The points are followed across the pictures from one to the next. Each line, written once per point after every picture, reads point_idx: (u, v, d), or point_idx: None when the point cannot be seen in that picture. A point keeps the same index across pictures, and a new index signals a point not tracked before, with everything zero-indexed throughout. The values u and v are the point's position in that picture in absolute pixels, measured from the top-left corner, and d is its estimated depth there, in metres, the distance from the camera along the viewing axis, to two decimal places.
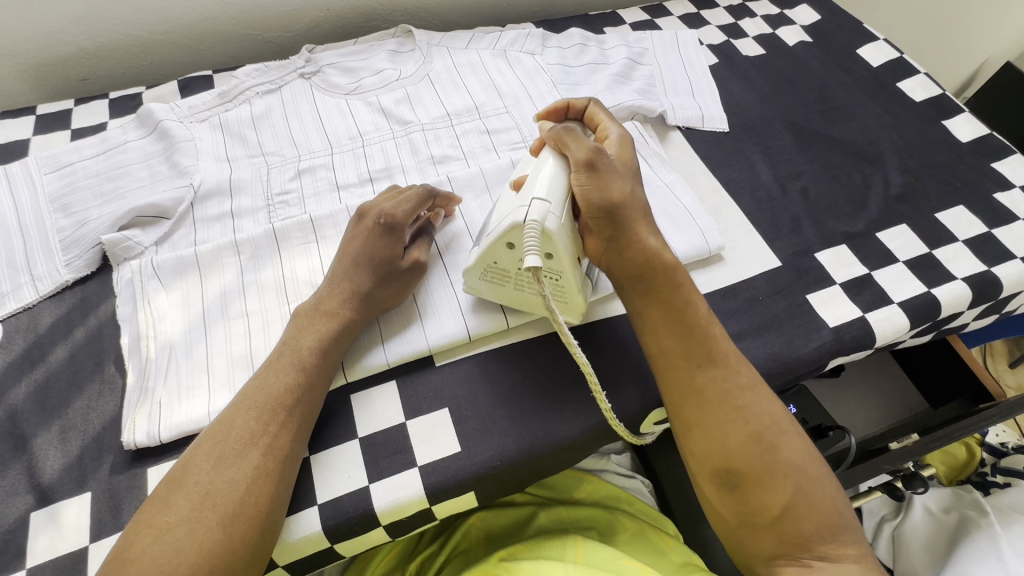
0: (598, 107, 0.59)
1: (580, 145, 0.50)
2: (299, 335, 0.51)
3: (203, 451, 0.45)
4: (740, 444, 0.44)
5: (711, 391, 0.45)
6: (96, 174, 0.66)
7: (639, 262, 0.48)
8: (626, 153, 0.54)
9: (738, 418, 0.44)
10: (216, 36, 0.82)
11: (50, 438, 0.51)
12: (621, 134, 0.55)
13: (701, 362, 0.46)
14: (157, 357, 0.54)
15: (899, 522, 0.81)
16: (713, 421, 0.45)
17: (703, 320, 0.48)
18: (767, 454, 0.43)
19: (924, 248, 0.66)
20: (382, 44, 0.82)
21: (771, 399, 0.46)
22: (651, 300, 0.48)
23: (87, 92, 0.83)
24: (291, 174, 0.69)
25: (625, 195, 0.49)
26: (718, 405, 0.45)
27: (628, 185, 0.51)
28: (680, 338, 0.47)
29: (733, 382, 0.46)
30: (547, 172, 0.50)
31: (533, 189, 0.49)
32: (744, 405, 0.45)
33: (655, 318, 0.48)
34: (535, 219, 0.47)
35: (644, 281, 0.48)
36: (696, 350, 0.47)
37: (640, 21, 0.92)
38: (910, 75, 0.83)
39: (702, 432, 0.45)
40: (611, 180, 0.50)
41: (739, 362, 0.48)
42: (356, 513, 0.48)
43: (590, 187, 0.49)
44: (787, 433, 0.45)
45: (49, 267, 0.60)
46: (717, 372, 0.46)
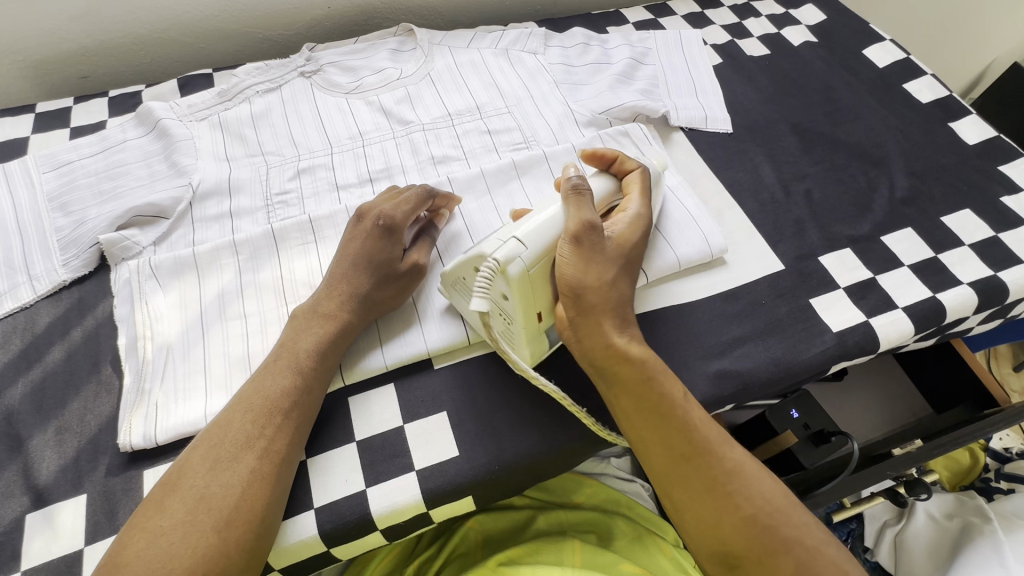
0: (640, 176, 0.57)
1: (576, 218, 0.49)
2: (296, 338, 0.51)
3: (199, 454, 0.45)
4: (735, 531, 0.43)
5: (697, 481, 0.44)
6: (95, 173, 0.65)
7: (605, 350, 0.48)
8: (630, 235, 0.52)
9: (729, 503, 0.43)
10: (216, 33, 0.81)
11: (46, 439, 0.51)
12: (637, 215, 0.54)
13: (683, 454, 0.45)
14: (154, 359, 0.53)
15: (901, 528, 0.80)
16: (704, 508, 0.44)
17: (680, 404, 0.47)
18: (764, 534, 0.42)
19: (929, 252, 0.65)
20: (383, 43, 0.81)
21: (761, 474, 0.45)
22: (625, 387, 0.47)
23: (87, 89, 0.83)
24: (291, 174, 0.68)
25: (601, 282, 0.49)
26: (705, 493, 0.44)
27: (612, 272, 0.50)
28: (657, 430, 0.46)
29: (717, 467, 0.45)
30: (541, 220, 0.50)
31: (521, 229, 0.49)
32: (733, 488, 0.44)
33: (630, 407, 0.47)
34: (496, 258, 0.47)
35: (614, 369, 0.48)
36: (676, 441, 0.45)
37: (643, 21, 0.91)
38: (917, 76, 0.82)
39: (695, 520, 0.44)
40: (594, 261, 0.49)
41: (723, 441, 0.46)
42: (353, 517, 0.48)
43: (568, 266, 0.48)
44: (783, 505, 0.44)
45: (47, 266, 0.60)
46: (700, 460, 0.45)
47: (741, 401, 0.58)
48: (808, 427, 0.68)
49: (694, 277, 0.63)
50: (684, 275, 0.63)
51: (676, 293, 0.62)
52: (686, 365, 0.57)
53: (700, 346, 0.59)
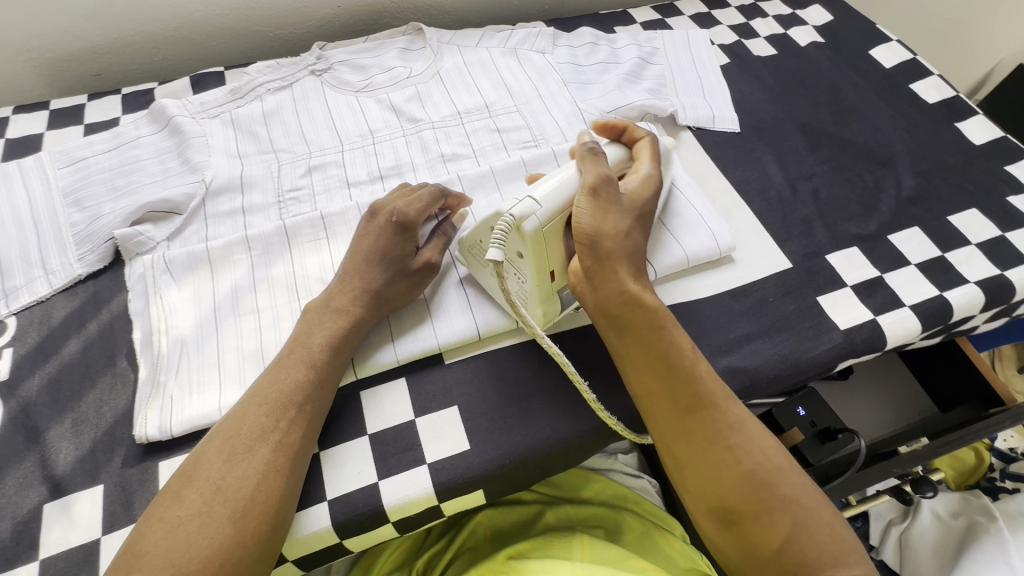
0: (649, 142, 0.59)
1: (595, 170, 0.51)
2: (310, 332, 0.52)
3: (215, 446, 0.45)
4: (733, 483, 0.42)
5: (700, 432, 0.44)
6: (109, 169, 0.66)
7: (617, 298, 0.47)
8: (644, 193, 0.54)
9: (731, 455, 0.43)
10: (227, 32, 0.82)
11: (63, 430, 0.51)
12: (652, 174, 0.56)
13: (688, 404, 0.45)
14: (169, 352, 0.54)
15: (907, 526, 0.80)
16: (705, 459, 0.43)
17: (688, 357, 0.46)
18: (761, 490, 0.42)
19: (936, 251, 0.66)
20: (392, 42, 0.82)
21: (763, 433, 0.45)
22: (632, 338, 0.47)
23: (100, 87, 0.83)
24: (302, 171, 0.69)
25: (617, 231, 0.49)
26: (707, 444, 0.44)
27: (626, 222, 0.50)
28: (663, 379, 0.46)
29: (722, 420, 0.44)
30: (554, 179, 0.51)
31: (536, 188, 0.51)
32: (735, 443, 0.44)
33: (637, 358, 0.47)
34: (513, 215, 0.48)
35: (623, 320, 0.47)
36: (681, 392, 0.45)
37: (650, 21, 0.92)
38: (924, 76, 0.83)
39: (694, 471, 0.44)
40: (610, 211, 0.50)
41: (729, 397, 0.46)
42: (366, 508, 0.49)
43: (585, 214, 0.49)
44: (781, 465, 0.43)
45: (63, 261, 0.60)
46: (704, 413, 0.45)
47: (749, 398, 0.58)
48: (815, 425, 0.68)
49: (702, 274, 0.64)
50: (691, 273, 0.63)
51: (684, 290, 0.62)
52: None
53: (708, 343, 0.59)
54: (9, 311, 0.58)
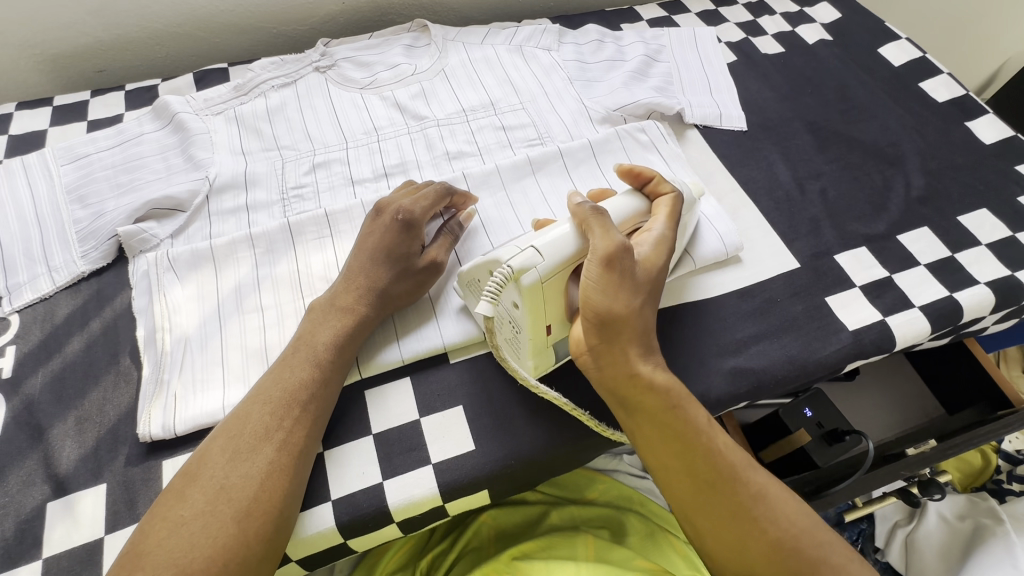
0: (675, 200, 0.53)
1: (606, 241, 0.47)
2: (314, 331, 0.51)
3: (218, 444, 0.45)
4: (762, 557, 0.43)
5: (723, 509, 0.44)
6: (112, 165, 0.66)
7: (623, 380, 0.46)
8: (658, 262, 0.50)
9: (756, 529, 0.43)
10: (231, 28, 0.81)
11: (66, 428, 0.51)
12: (667, 237, 0.51)
13: (709, 480, 0.45)
14: (173, 350, 0.54)
15: (913, 528, 0.80)
16: (730, 535, 0.44)
17: (704, 432, 0.46)
18: (790, 558, 0.42)
19: (945, 251, 0.65)
20: (397, 39, 0.81)
21: (784, 496, 0.45)
22: (645, 416, 0.46)
23: (103, 83, 0.83)
24: (306, 168, 0.68)
25: (627, 311, 0.46)
26: (731, 522, 0.44)
27: (637, 300, 0.47)
28: (681, 458, 0.45)
29: (744, 492, 0.44)
30: (559, 233, 0.48)
31: (540, 239, 0.47)
32: (759, 515, 0.44)
33: (651, 434, 0.46)
34: (510, 266, 0.45)
35: (635, 400, 0.46)
36: (700, 471, 0.45)
37: (657, 18, 0.91)
38: (933, 75, 0.82)
39: (718, 546, 0.44)
40: (620, 289, 0.46)
41: (747, 466, 0.46)
42: (371, 509, 0.48)
43: (593, 293, 0.46)
44: (807, 528, 0.44)
45: (66, 258, 0.60)
46: (724, 489, 0.44)
47: (756, 399, 0.58)
48: (822, 426, 0.68)
49: (709, 274, 0.63)
50: (699, 274, 0.63)
51: (692, 289, 0.62)
52: (702, 362, 0.57)
53: (715, 343, 0.59)
54: (13, 308, 0.58)
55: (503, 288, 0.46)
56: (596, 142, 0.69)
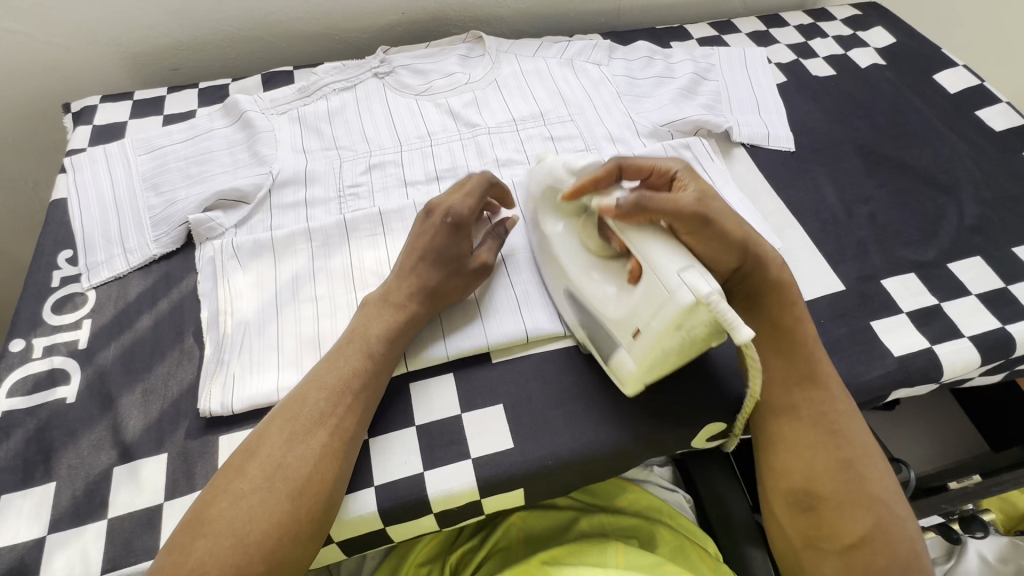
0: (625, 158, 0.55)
1: (680, 204, 0.49)
2: (368, 323, 0.54)
3: (276, 426, 0.47)
4: (826, 469, 0.48)
5: (809, 415, 0.50)
6: (185, 157, 0.70)
7: (762, 284, 0.53)
8: (702, 183, 0.54)
9: (830, 443, 0.49)
10: (297, 34, 0.86)
11: (133, 399, 0.54)
12: (684, 170, 0.55)
13: (801, 381, 0.51)
14: (234, 333, 0.57)
15: (951, 567, 0.77)
16: (804, 444, 0.49)
17: (811, 344, 0.52)
18: (852, 482, 0.47)
19: (999, 282, 0.64)
20: (453, 49, 0.85)
21: (862, 431, 0.50)
22: (771, 326, 0.53)
23: (177, 81, 0.88)
24: (362, 169, 0.72)
25: (740, 228, 0.51)
26: (812, 427, 0.49)
27: (734, 216, 0.52)
28: (783, 358, 0.52)
29: (832, 409, 0.50)
30: (666, 247, 0.47)
31: (670, 265, 0.46)
32: (839, 432, 0.49)
33: (766, 341, 0.53)
34: (713, 289, 0.44)
35: (771, 296, 0.53)
36: (800, 371, 0.51)
37: (706, 37, 0.92)
38: (991, 103, 0.81)
39: (786, 451, 0.50)
40: (723, 221, 0.50)
41: (840, 391, 0.52)
42: (411, 498, 0.50)
43: (715, 236, 0.50)
44: (873, 461, 0.49)
45: (139, 241, 0.64)
46: (815, 394, 0.51)
47: None
48: None
49: None
50: None
51: None
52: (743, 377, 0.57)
53: None
54: (90, 285, 0.62)
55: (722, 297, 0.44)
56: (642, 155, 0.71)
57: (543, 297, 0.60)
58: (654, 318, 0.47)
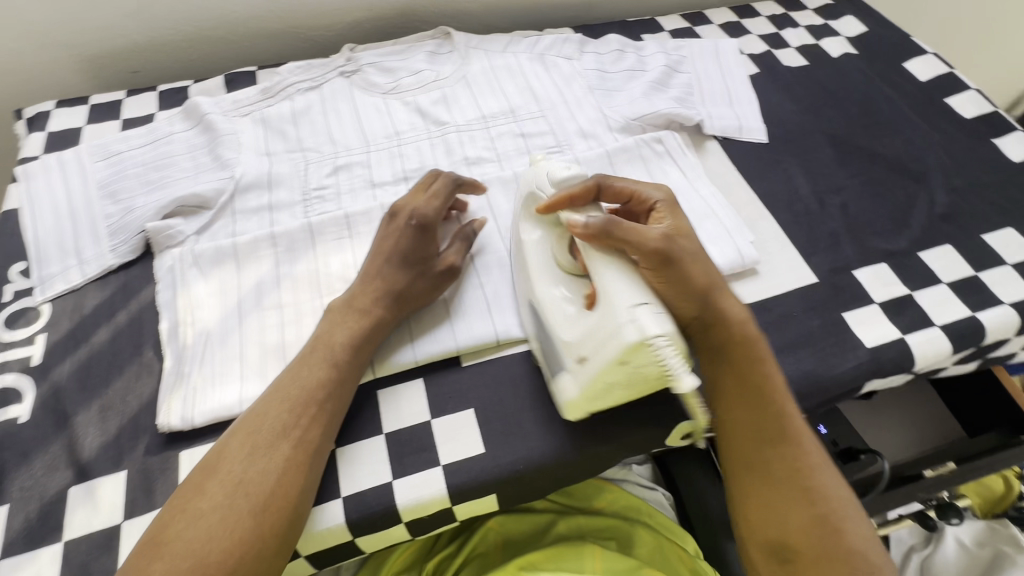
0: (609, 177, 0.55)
1: (645, 239, 0.48)
2: (332, 330, 0.52)
3: (237, 441, 0.46)
4: (803, 525, 0.45)
5: (780, 469, 0.47)
6: (144, 163, 0.68)
7: (726, 336, 0.50)
8: (681, 222, 0.53)
9: (805, 497, 0.46)
10: (261, 33, 0.84)
11: (90, 416, 0.53)
12: (665, 202, 0.54)
13: (772, 435, 0.48)
14: (195, 344, 0.55)
15: (929, 553, 0.79)
16: (779, 500, 0.47)
17: (781, 395, 0.50)
18: (831, 538, 0.45)
19: (969, 270, 0.64)
20: (421, 45, 0.83)
21: (836, 479, 0.48)
22: (734, 378, 0.50)
23: (137, 83, 0.86)
24: (328, 170, 0.70)
25: (705, 275, 0.50)
26: (785, 482, 0.47)
27: (702, 260, 0.51)
28: (750, 411, 0.49)
29: (804, 461, 0.48)
30: (620, 277, 0.47)
31: (624, 296, 0.45)
32: (813, 486, 0.47)
33: (730, 393, 0.50)
34: (660, 333, 0.44)
35: (736, 351, 0.50)
36: (769, 424, 0.49)
37: (679, 28, 0.91)
38: (961, 90, 0.81)
39: (760, 503, 0.47)
40: (689, 265, 0.49)
41: (811, 440, 0.49)
42: (379, 508, 0.49)
43: (678, 279, 0.48)
44: (850, 513, 0.46)
45: (96, 251, 0.62)
46: (788, 447, 0.48)
47: None
48: (836, 444, 0.67)
49: None
50: None
51: None
52: None
53: None
54: (45, 298, 0.60)
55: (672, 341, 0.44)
56: (613, 151, 0.70)
57: (514, 299, 0.59)
58: (597, 350, 0.46)
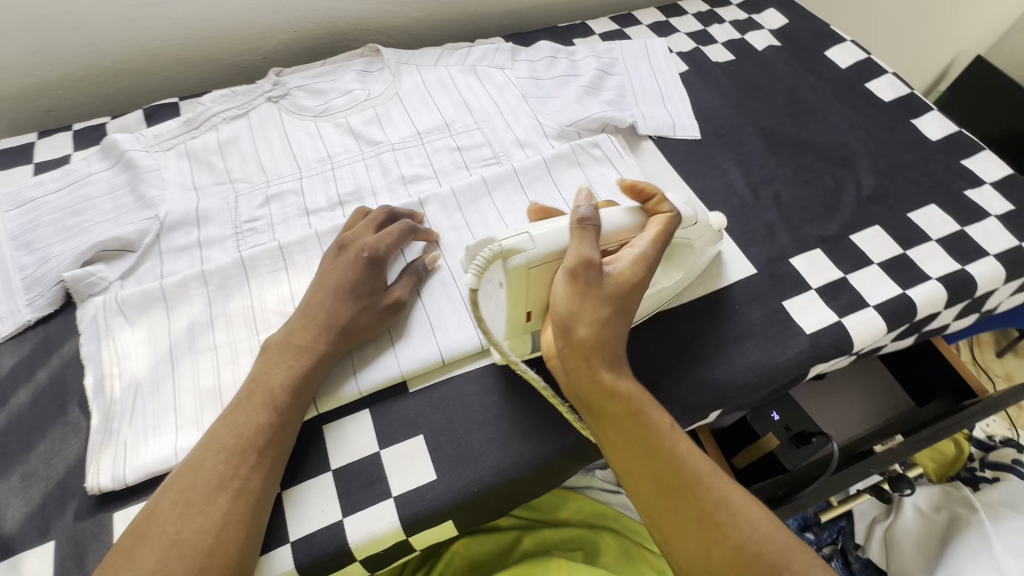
0: (670, 225, 0.51)
1: (585, 248, 0.46)
2: (269, 371, 0.50)
3: (170, 499, 0.43)
4: (724, 560, 0.42)
5: (686, 512, 0.43)
6: (60, 209, 0.64)
7: (589, 388, 0.46)
8: (632, 280, 0.47)
9: (715, 532, 0.43)
10: (181, 62, 0.81)
11: (11, 485, 0.49)
12: (647, 272, 0.48)
13: (671, 483, 0.44)
14: (123, 397, 0.52)
15: (890, 523, 0.81)
16: (694, 540, 0.43)
17: (669, 437, 0.45)
18: (754, 565, 0.41)
19: (898, 249, 0.66)
20: (350, 65, 0.81)
21: (745, 502, 0.44)
22: (610, 427, 0.46)
23: (52, 122, 0.82)
24: (260, 201, 0.68)
25: (595, 320, 0.46)
26: (694, 522, 0.43)
27: (608, 317, 0.46)
28: (638, 460, 0.45)
29: (708, 497, 0.44)
30: (556, 227, 0.48)
31: (539, 228, 0.48)
32: (722, 520, 0.43)
33: (614, 443, 0.46)
34: (501, 245, 0.46)
35: (604, 406, 0.46)
36: (661, 472, 0.44)
37: (609, 31, 0.92)
38: (879, 75, 0.84)
39: (680, 549, 0.43)
40: (587, 300, 0.46)
41: (710, 469, 0.45)
42: (330, 548, 0.47)
43: (562, 292, 0.46)
44: (767, 527, 0.43)
45: (11, 307, 0.59)
46: (689, 485, 0.44)
47: (721, 407, 0.58)
48: (790, 429, 0.69)
49: None
50: (657, 286, 0.62)
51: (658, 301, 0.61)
52: (664, 374, 0.57)
53: (678, 355, 0.59)
54: None
55: (489, 265, 0.47)
56: (550, 158, 0.70)
57: (458, 318, 0.58)
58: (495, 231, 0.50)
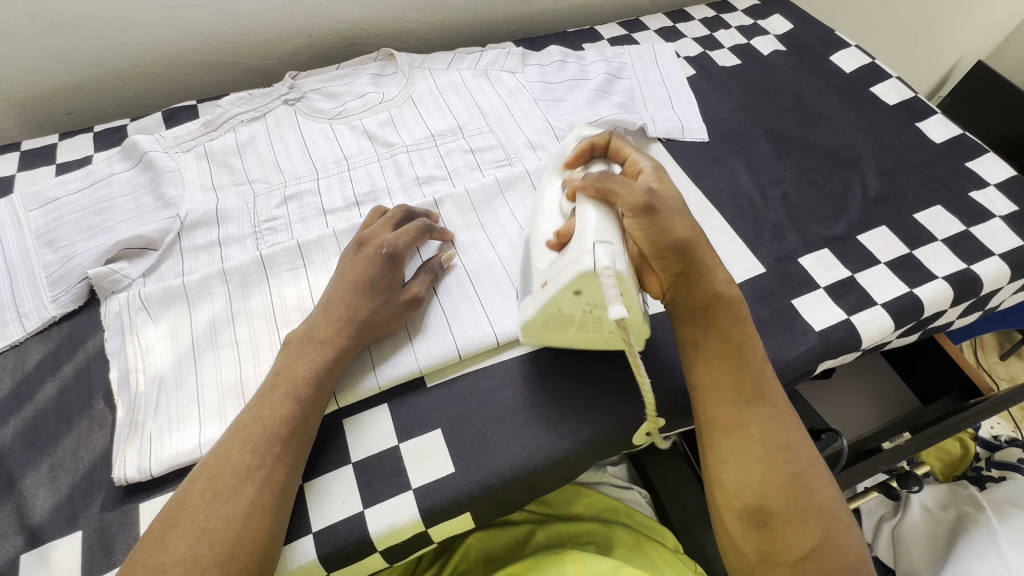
0: (620, 138, 0.59)
1: (632, 188, 0.48)
2: (292, 364, 0.51)
3: (198, 487, 0.44)
4: (778, 484, 0.45)
5: (756, 431, 0.47)
6: (83, 208, 0.66)
7: (707, 296, 0.50)
8: (666, 185, 0.55)
9: (778, 458, 0.46)
10: (199, 66, 0.82)
11: (39, 477, 0.50)
12: (652, 170, 0.56)
13: (749, 398, 0.48)
14: (147, 391, 0.53)
15: (898, 521, 0.83)
16: (753, 460, 0.46)
17: (760, 360, 0.50)
18: (802, 496, 0.45)
19: (904, 248, 0.67)
20: (364, 68, 0.83)
21: (806, 440, 0.48)
22: (712, 334, 0.50)
23: (72, 125, 0.83)
24: (278, 201, 0.69)
25: (689, 231, 0.50)
26: (762, 444, 0.47)
27: (688, 219, 0.51)
28: (729, 373, 0.49)
29: (778, 424, 0.48)
30: (596, 217, 0.48)
31: (590, 233, 0.46)
32: (786, 447, 0.47)
33: (710, 350, 0.50)
34: (608, 265, 0.44)
35: (716, 312, 0.51)
36: (746, 386, 0.49)
37: (617, 36, 0.94)
38: (883, 79, 0.85)
39: (734, 467, 0.47)
40: (670, 217, 0.49)
41: (785, 405, 0.50)
42: (352, 539, 0.48)
43: (652, 230, 0.48)
44: (818, 472, 0.47)
45: (36, 303, 0.60)
46: (764, 410, 0.48)
47: None
48: None
49: None
50: None
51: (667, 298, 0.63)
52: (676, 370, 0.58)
53: None
54: None
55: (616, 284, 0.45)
56: None
57: (474, 316, 0.59)
58: (552, 276, 0.48)
